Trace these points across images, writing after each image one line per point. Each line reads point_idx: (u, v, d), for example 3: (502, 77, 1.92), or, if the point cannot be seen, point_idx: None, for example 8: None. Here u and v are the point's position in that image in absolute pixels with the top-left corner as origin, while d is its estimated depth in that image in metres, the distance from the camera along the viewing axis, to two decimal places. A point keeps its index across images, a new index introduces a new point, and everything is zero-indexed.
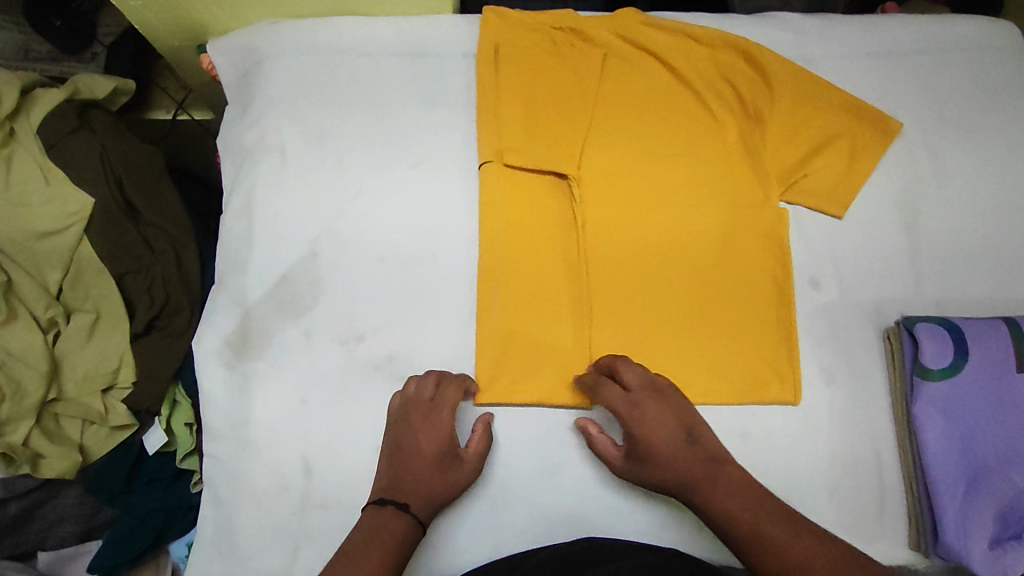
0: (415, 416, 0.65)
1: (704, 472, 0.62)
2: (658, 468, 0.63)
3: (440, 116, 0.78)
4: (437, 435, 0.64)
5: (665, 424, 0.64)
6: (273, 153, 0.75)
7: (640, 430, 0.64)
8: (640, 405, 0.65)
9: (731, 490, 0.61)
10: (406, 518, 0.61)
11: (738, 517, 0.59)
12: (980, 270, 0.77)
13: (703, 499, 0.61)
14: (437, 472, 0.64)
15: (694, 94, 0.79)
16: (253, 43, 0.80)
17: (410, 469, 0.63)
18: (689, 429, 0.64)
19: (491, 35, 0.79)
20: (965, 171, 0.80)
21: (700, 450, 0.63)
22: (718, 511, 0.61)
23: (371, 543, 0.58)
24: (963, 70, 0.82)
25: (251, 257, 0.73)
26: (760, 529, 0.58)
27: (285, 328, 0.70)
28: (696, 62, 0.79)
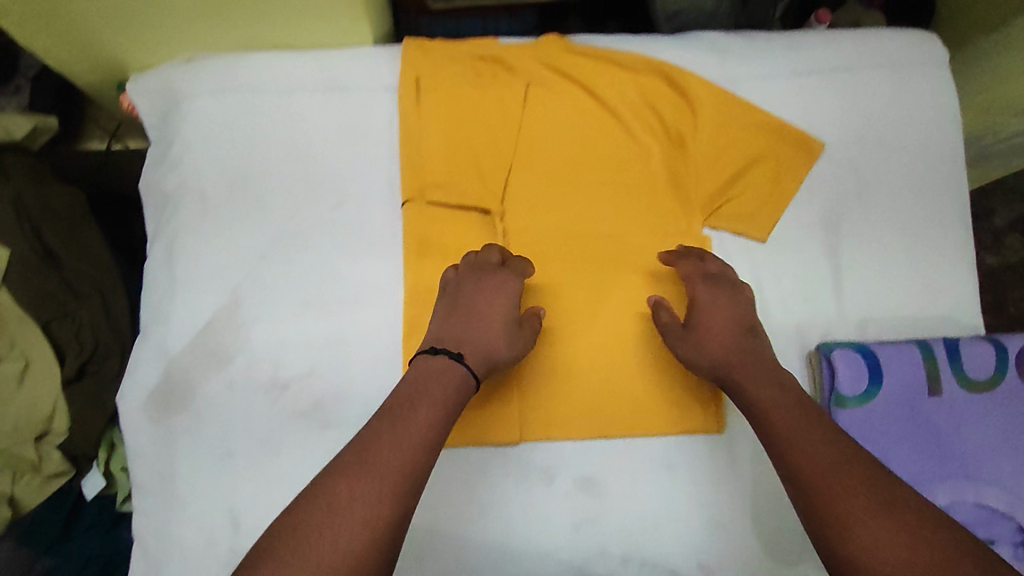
0: (485, 282, 0.69)
1: (755, 362, 0.67)
2: (706, 341, 0.69)
3: (362, 151, 0.77)
4: (505, 304, 0.69)
5: (732, 310, 0.70)
6: (193, 199, 0.75)
7: (707, 301, 0.71)
8: (714, 286, 0.71)
9: (776, 395, 0.63)
10: (463, 366, 0.63)
11: (774, 413, 0.62)
12: (902, 289, 0.78)
13: (744, 383, 0.65)
14: (498, 336, 0.67)
15: (619, 121, 0.79)
16: (172, 83, 0.78)
17: (472, 322, 0.67)
18: (749, 326, 0.70)
19: (412, 68, 0.78)
20: (888, 189, 0.80)
21: (755, 344, 0.68)
22: (756, 400, 0.64)
23: (423, 399, 0.58)
24: (889, 88, 0.83)
25: (173, 306, 0.72)
26: (799, 428, 0.59)
27: (209, 379, 0.71)
28: (622, 87, 0.79)
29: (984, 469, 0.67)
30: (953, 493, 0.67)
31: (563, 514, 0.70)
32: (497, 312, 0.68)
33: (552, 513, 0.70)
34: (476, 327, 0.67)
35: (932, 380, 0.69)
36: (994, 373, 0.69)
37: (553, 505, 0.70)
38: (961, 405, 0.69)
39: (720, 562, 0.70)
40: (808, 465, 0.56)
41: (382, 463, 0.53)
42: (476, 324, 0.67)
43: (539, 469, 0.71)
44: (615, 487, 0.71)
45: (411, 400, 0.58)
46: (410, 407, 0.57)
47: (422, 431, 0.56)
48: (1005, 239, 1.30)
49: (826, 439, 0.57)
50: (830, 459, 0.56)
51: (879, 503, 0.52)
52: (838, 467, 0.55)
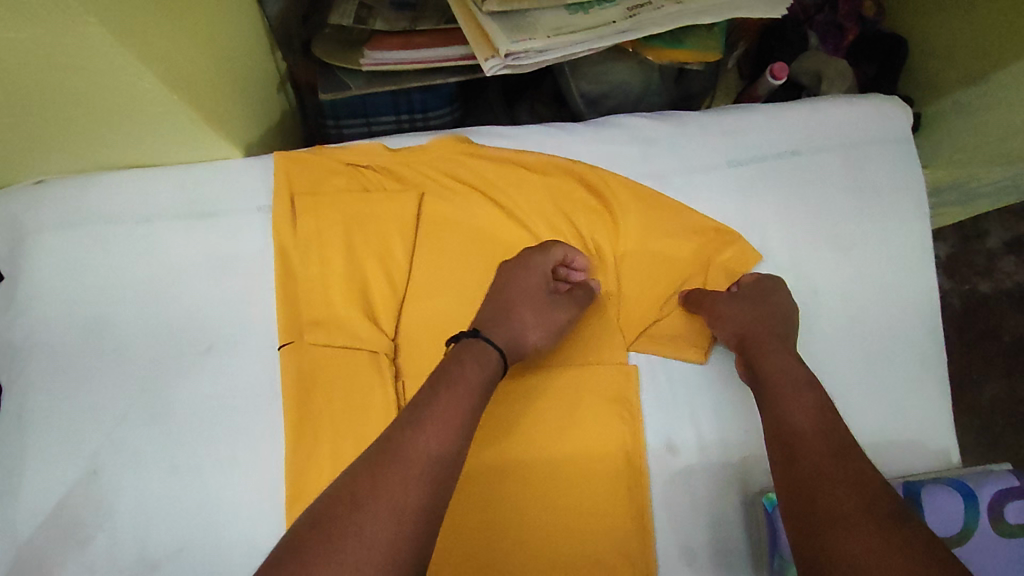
0: (521, 261, 0.66)
1: (768, 333, 0.62)
2: (742, 308, 0.65)
3: (234, 286, 0.67)
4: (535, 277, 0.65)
5: (782, 304, 0.65)
6: (44, 353, 0.66)
7: (759, 287, 0.66)
8: (771, 284, 0.67)
9: (789, 364, 0.59)
10: (482, 337, 0.58)
11: (774, 379, 0.58)
12: (862, 411, 0.68)
13: (757, 357, 0.61)
14: (528, 309, 0.62)
15: (526, 235, 0.69)
16: (13, 214, 0.68)
17: (499, 302, 0.63)
18: (784, 318, 0.64)
19: (287, 185, 0.68)
20: (843, 292, 0.70)
21: (788, 338, 0.63)
22: (761, 367, 0.60)
23: (443, 392, 0.51)
24: (843, 171, 0.72)
25: (22, 482, 0.63)
26: (779, 395, 0.56)
27: (65, 564, 0.62)
28: (530, 195, 0.69)
29: None
30: None
31: None
32: (528, 287, 0.64)
33: None
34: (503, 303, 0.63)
35: None
36: (962, 527, 0.60)
37: None
38: None
39: None
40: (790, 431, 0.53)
41: (400, 479, 0.44)
42: (506, 301, 0.63)
43: None
44: None
45: (434, 401, 0.50)
46: (429, 406, 0.50)
47: (445, 435, 0.48)
48: (1000, 260, 1.18)
49: (816, 408, 0.54)
50: (815, 428, 0.52)
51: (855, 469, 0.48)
52: (809, 437, 0.52)
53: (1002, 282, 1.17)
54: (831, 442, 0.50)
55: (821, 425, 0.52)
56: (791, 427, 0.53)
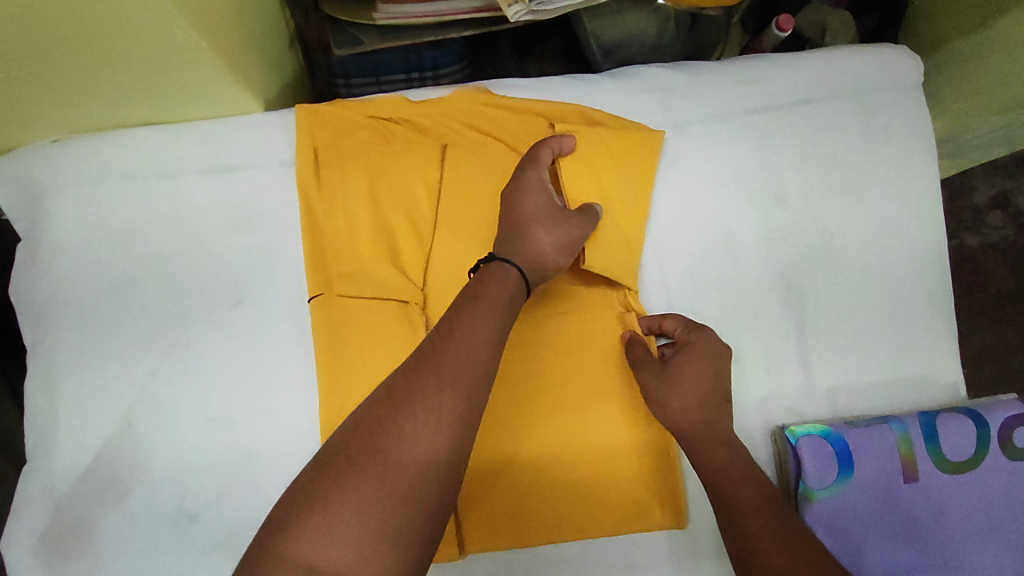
0: (528, 179, 0.64)
1: (716, 428, 0.62)
2: (682, 393, 0.63)
3: (259, 240, 0.67)
4: (542, 195, 0.64)
5: (718, 363, 0.64)
6: (70, 310, 0.66)
7: (694, 350, 0.64)
8: (701, 334, 0.65)
9: (720, 442, 0.61)
10: (501, 261, 0.59)
11: (724, 474, 0.60)
12: (874, 349, 0.71)
13: (700, 445, 0.61)
14: (542, 227, 0.62)
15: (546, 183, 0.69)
16: (30, 171, 0.67)
17: (514, 224, 0.62)
18: (721, 391, 0.64)
19: (309, 138, 0.68)
20: (856, 236, 0.72)
21: (724, 414, 0.63)
22: (710, 457, 0.61)
23: (473, 306, 0.53)
24: (854, 118, 0.73)
25: (57, 438, 0.64)
26: (736, 491, 0.59)
27: (108, 515, 0.63)
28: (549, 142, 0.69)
29: (966, 557, 0.61)
30: None
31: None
32: (538, 208, 0.63)
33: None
34: (514, 224, 0.62)
35: (908, 466, 0.62)
36: (974, 453, 0.63)
37: None
38: (942, 490, 0.62)
39: None
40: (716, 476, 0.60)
41: (439, 394, 0.47)
42: (519, 220, 0.62)
43: None
44: None
45: (468, 312, 0.52)
46: (462, 318, 0.52)
47: (480, 348, 0.50)
48: (987, 216, 1.20)
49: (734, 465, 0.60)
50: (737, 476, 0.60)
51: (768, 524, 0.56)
52: (737, 486, 0.59)
53: (989, 236, 1.20)
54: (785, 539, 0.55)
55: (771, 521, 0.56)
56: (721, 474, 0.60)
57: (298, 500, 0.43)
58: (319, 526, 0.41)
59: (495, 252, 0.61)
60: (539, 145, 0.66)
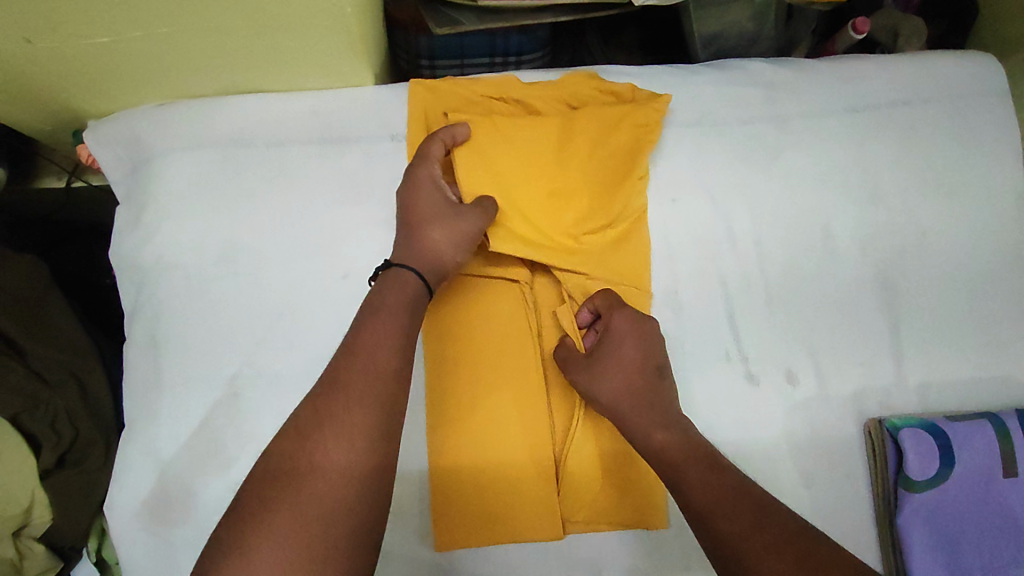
0: (416, 179, 0.64)
1: (653, 403, 0.60)
2: (607, 376, 0.62)
3: (368, 214, 0.67)
4: (434, 192, 0.64)
5: (643, 340, 0.63)
6: (175, 274, 0.65)
7: (614, 332, 0.63)
8: (625, 313, 0.64)
9: (651, 420, 0.58)
10: (395, 270, 0.60)
11: (666, 446, 0.56)
12: (964, 346, 0.72)
13: (632, 430, 0.59)
14: (431, 224, 0.62)
15: (602, 155, 0.68)
16: (142, 135, 0.67)
17: (409, 228, 0.63)
18: (651, 365, 0.62)
19: (423, 115, 0.68)
20: (947, 236, 0.73)
21: (657, 389, 0.61)
22: (644, 437, 0.58)
23: (378, 318, 0.55)
24: (949, 120, 0.75)
25: (159, 402, 0.64)
26: (680, 466, 0.55)
27: (209, 483, 0.63)
28: (590, 120, 0.68)
29: None
30: None
31: None
32: (431, 206, 0.63)
33: None
34: (410, 226, 0.63)
35: (1007, 462, 0.63)
36: None
37: None
38: None
39: None
40: (653, 456, 0.57)
41: (345, 413, 0.49)
42: (417, 222, 0.63)
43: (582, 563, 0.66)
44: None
45: (366, 328, 0.54)
46: (365, 333, 0.54)
47: (381, 357, 0.53)
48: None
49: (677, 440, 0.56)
50: (672, 451, 0.56)
51: (718, 499, 0.51)
52: (679, 464, 0.55)
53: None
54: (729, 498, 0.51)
55: (712, 483, 0.53)
56: (655, 452, 0.57)
57: (227, 543, 0.45)
58: (246, 566, 0.43)
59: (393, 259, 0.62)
60: (429, 140, 0.65)
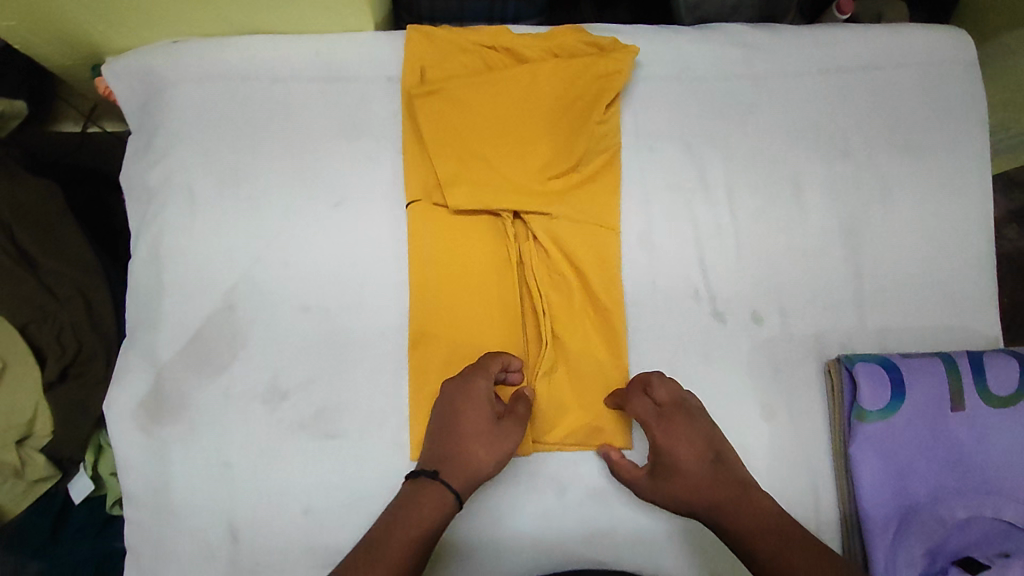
0: (469, 403, 0.62)
1: (726, 497, 0.60)
2: (678, 486, 0.62)
3: (362, 147, 0.72)
4: (483, 407, 0.62)
5: (692, 442, 0.63)
6: (179, 195, 0.70)
7: (665, 445, 0.63)
8: (669, 419, 0.64)
9: (744, 525, 0.58)
10: (441, 490, 0.58)
11: (765, 539, 0.56)
12: (923, 297, 0.76)
13: (727, 530, 0.59)
14: (475, 445, 0.61)
15: (576, 101, 0.72)
16: (155, 67, 0.72)
17: (457, 436, 0.61)
18: (715, 453, 0.63)
19: (417, 58, 0.72)
20: (913, 193, 0.77)
21: (724, 475, 0.61)
22: (746, 540, 0.57)
23: (404, 521, 0.55)
24: (919, 85, 0.79)
25: (160, 312, 0.68)
26: (749, 545, 0.57)
27: (202, 387, 0.67)
28: (569, 68, 0.72)
29: (1005, 483, 0.66)
30: (971, 507, 0.66)
31: (579, 523, 0.70)
32: (477, 419, 0.62)
33: (564, 525, 0.69)
34: (451, 442, 0.61)
35: (955, 396, 0.67)
36: (1018, 387, 0.68)
37: (567, 513, 0.70)
38: (985, 420, 0.67)
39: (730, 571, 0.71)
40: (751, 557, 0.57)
41: (385, 560, 0.53)
42: (462, 433, 0.61)
43: (549, 479, 0.70)
44: (628, 495, 0.70)
45: (412, 502, 0.57)
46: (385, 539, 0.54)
47: (394, 563, 0.53)
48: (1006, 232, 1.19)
49: (762, 535, 0.56)
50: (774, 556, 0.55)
51: None
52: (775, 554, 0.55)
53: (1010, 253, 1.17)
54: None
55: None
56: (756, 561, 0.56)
57: None
58: None
59: (436, 470, 0.59)
60: (492, 356, 0.66)
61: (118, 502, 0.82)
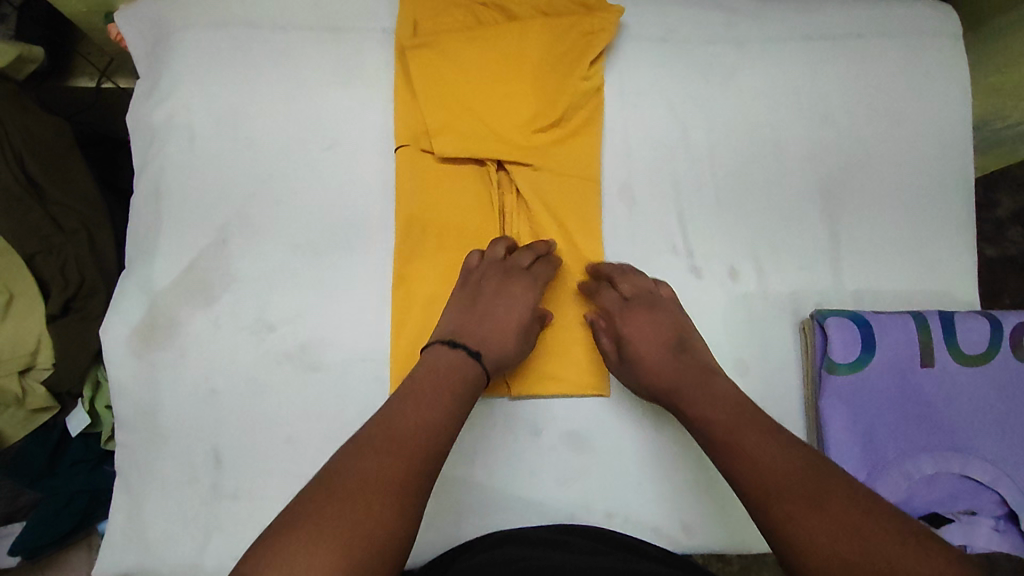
0: (514, 286, 0.69)
1: (688, 379, 0.65)
2: (642, 368, 0.67)
3: (356, 95, 0.75)
4: (520, 300, 0.69)
5: (654, 330, 0.69)
6: (181, 133, 0.73)
7: (629, 332, 0.69)
8: (631, 310, 0.69)
9: (704, 403, 0.62)
10: (479, 364, 0.64)
11: (711, 417, 0.60)
12: (902, 263, 0.77)
13: (682, 405, 0.63)
14: (504, 325, 0.68)
15: (562, 55, 0.74)
16: (162, 12, 0.75)
17: (490, 322, 0.67)
18: (678, 341, 0.69)
19: (411, 10, 0.75)
20: (893, 160, 0.78)
21: (685, 361, 0.67)
22: (697, 412, 0.62)
23: (418, 399, 0.58)
24: (902, 55, 0.80)
25: (157, 243, 0.71)
26: (734, 434, 0.58)
27: (193, 316, 0.70)
28: (556, 24, 0.74)
29: (974, 442, 0.66)
30: (940, 464, 0.66)
31: (552, 466, 0.71)
32: (509, 314, 0.68)
33: (536, 466, 0.71)
34: (483, 322, 0.67)
35: (925, 351, 0.68)
36: (988, 347, 0.68)
37: (541, 457, 0.71)
38: (954, 376, 0.68)
39: (701, 523, 0.71)
40: (712, 432, 0.59)
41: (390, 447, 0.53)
42: (494, 318, 0.68)
43: (524, 422, 0.71)
44: (602, 441, 0.72)
45: (426, 388, 0.59)
46: (420, 400, 0.58)
47: (428, 424, 0.56)
48: (1007, 231, 1.12)
49: (761, 441, 0.56)
50: (775, 463, 0.54)
51: (798, 504, 0.50)
52: (776, 472, 0.53)
53: (1009, 249, 1.12)
54: (797, 492, 0.51)
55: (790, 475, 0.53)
56: (751, 458, 0.55)
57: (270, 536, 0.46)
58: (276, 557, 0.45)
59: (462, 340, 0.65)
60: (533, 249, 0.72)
61: (109, 435, 0.83)
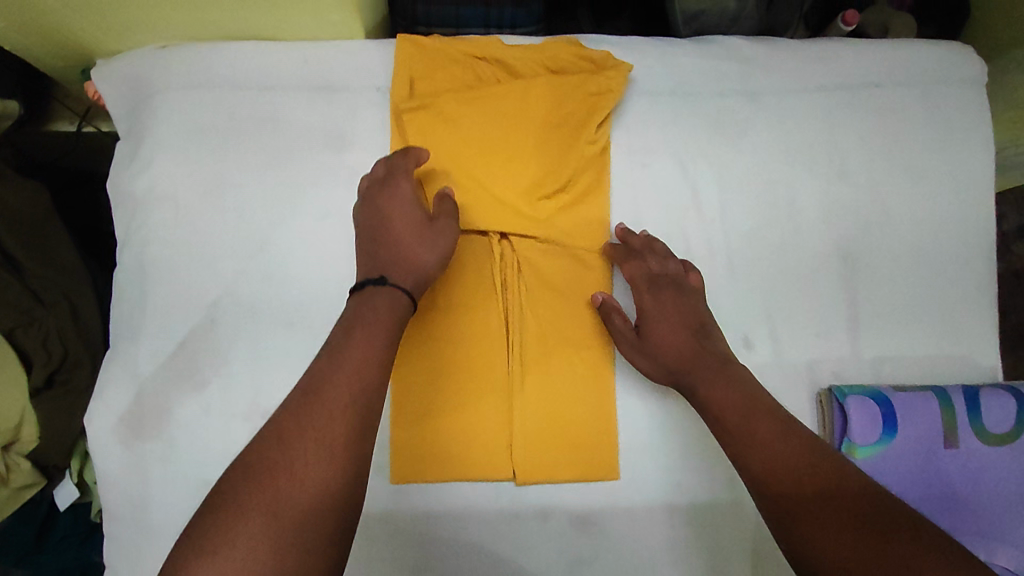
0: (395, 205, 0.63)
1: (705, 365, 0.61)
2: (658, 348, 0.65)
3: (350, 160, 0.71)
4: (409, 209, 0.63)
5: (679, 310, 0.66)
6: (165, 204, 0.69)
7: (650, 310, 0.67)
8: (659, 286, 0.67)
9: (718, 383, 0.59)
10: (389, 288, 0.57)
11: (726, 405, 0.58)
12: (920, 325, 0.74)
13: (693, 386, 0.61)
14: (411, 243, 0.61)
15: (565, 119, 0.70)
16: (141, 74, 0.71)
17: (389, 249, 0.61)
18: (702, 326, 0.65)
19: (406, 68, 0.71)
20: (912, 216, 0.75)
21: (706, 346, 0.63)
22: (707, 398, 0.59)
23: (353, 335, 0.52)
24: (921, 105, 0.76)
25: (142, 323, 0.67)
26: (748, 422, 0.55)
27: (183, 401, 0.66)
28: (559, 85, 0.70)
29: (999, 527, 0.64)
30: None
31: (563, 550, 0.68)
32: (407, 222, 0.62)
33: (547, 551, 0.68)
34: (381, 243, 0.61)
35: (949, 432, 0.66)
36: (1012, 427, 0.66)
37: (550, 541, 0.68)
38: (978, 457, 0.66)
39: None
40: (725, 413, 0.57)
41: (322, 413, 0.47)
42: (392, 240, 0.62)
43: (533, 505, 0.69)
44: (614, 524, 0.69)
45: (357, 337, 0.52)
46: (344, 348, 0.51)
47: (358, 373, 0.50)
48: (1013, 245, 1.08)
49: (781, 434, 0.53)
50: (788, 457, 0.52)
51: (823, 501, 0.48)
52: (790, 465, 0.51)
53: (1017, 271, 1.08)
54: (832, 494, 0.48)
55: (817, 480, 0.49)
56: (770, 453, 0.52)
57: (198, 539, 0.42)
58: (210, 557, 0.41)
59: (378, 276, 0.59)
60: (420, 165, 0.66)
61: (98, 508, 0.82)
